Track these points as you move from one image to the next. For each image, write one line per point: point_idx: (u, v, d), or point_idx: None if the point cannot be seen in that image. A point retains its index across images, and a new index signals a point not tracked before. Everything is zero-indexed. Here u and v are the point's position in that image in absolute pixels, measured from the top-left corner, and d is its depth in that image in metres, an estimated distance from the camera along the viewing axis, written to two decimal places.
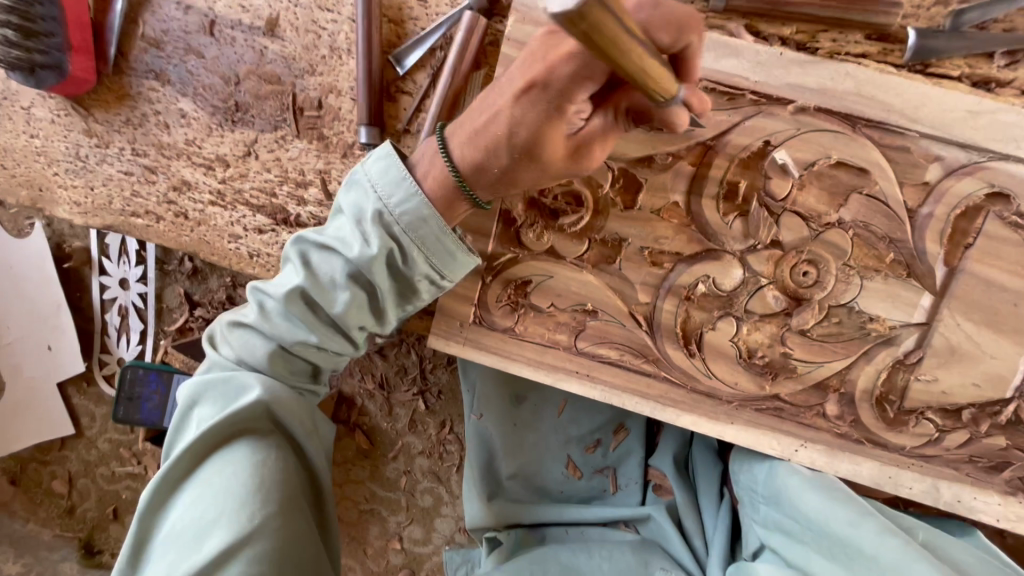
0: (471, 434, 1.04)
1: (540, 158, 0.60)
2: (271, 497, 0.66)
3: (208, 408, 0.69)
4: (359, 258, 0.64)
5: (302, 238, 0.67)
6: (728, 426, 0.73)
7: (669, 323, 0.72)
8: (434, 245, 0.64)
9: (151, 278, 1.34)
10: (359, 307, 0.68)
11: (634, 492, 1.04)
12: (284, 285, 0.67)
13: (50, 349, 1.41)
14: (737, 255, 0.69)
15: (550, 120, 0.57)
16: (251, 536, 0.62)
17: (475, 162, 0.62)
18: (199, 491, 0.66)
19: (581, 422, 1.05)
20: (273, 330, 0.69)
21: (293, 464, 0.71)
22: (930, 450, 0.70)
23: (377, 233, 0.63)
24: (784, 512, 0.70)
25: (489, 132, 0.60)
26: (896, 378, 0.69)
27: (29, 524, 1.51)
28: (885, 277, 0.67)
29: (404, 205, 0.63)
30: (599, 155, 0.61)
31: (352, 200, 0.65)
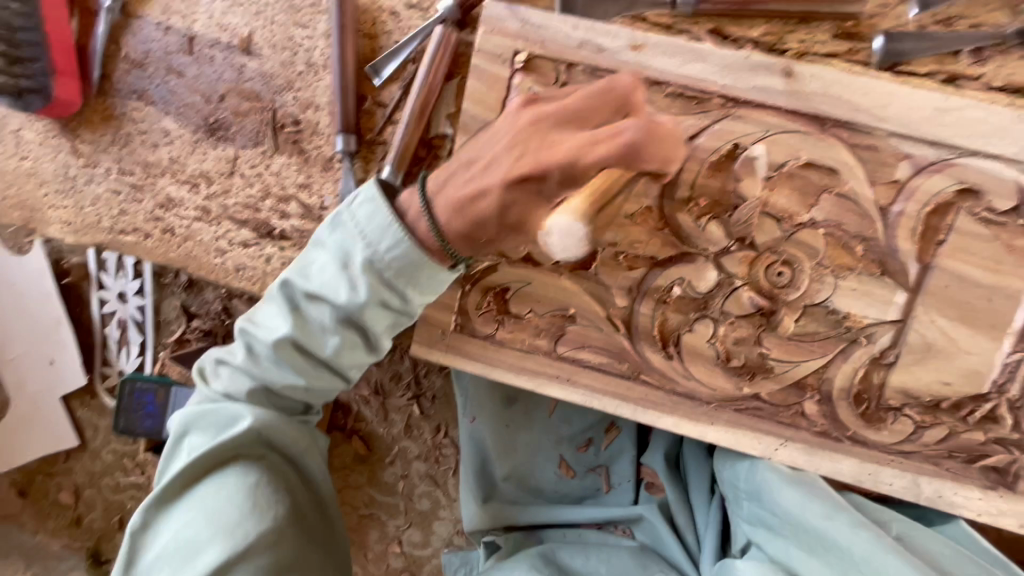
0: (465, 437, 1.05)
1: (528, 231, 0.60)
2: (267, 515, 0.67)
3: (200, 433, 0.70)
4: (350, 303, 0.64)
5: (291, 280, 0.67)
6: (708, 426, 0.73)
7: (647, 325, 0.73)
8: (424, 279, 0.64)
9: (149, 291, 1.37)
10: (350, 348, 0.69)
11: (627, 491, 1.04)
12: (272, 332, 0.67)
13: (53, 363, 1.44)
14: (711, 258, 0.70)
15: (542, 203, 0.58)
16: (248, 556, 0.65)
17: (463, 237, 0.61)
18: (193, 512, 0.67)
19: (571, 421, 1.06)
20: (262, 373, 0.69)
21: (287, 484, 0.72)
22: (909, 447, 0.70)
23: (366, 277, 0.63)
24: (765, 508, 0.71)
25: (476, 209, 0.60)
26: (873, 376, 0.70)
27: (37, 535, 1.54)
28: (860, 276, 0.67)
29: (393, 248, 0.62)
30: (583, 222, 0.62)
31: (343, 240, 0.64)
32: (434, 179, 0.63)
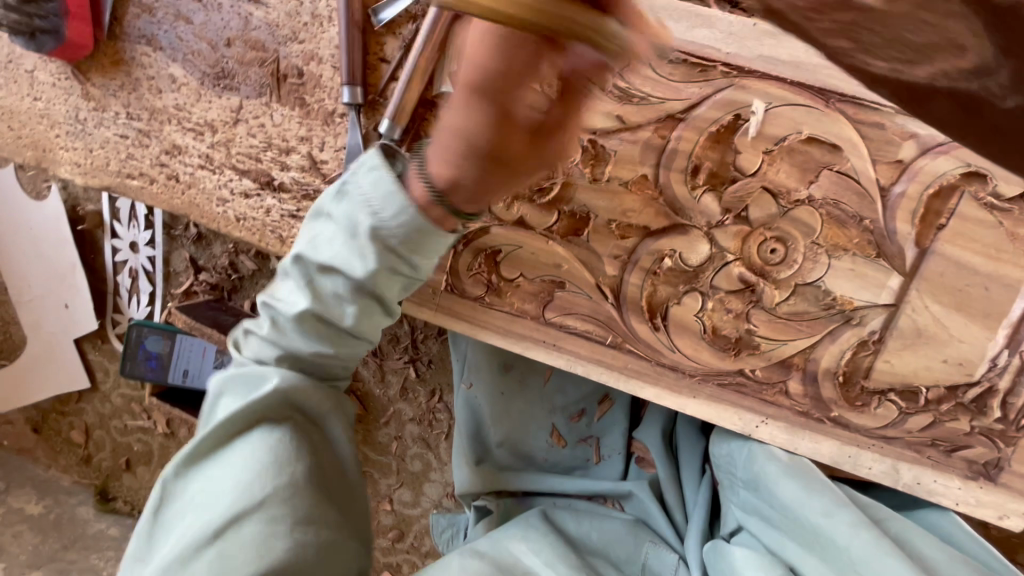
0: (462, 401, 1.10)
1: (507, 167, 0.50)
2: (283, 472, 0.66)
3: (232, 394, 0.71)
4: (362, 273, 0.65)
5: (305, 257, 0.69)
6: (690, 400, 0.73)
7: (635, 295, 0.72)
8: (429, 244, 0.64)
9: (159, 242, 1.41)
10: (368, 316, 0.71)
11: (617, 463, 1.08)
12: (291, 305, 0.70)
13: (67, 307, 1.49)
14: (703, 231, 0.69)
15: (497, 131, 0.47)
16: (262, 505, 0.64)
17: (447, 180, 0.54)
18: (219, 468, 0.68)
19: (566, 391, 1.10)
20: (286, 342, 0.71)
21: (311, 444, 0.71)
22: (891, 432, 0.69)
23: (373, 245, 0.63)
24: (761, 497, 0.72)
25: (445, 149, 0.52)
26: (860, 358, 0.69)
27: (50, 470, 1.62)
28: (853, 257, 0.66)
29: (394, 215, 0.61)
30: (556, 147, 0.50)
31: (353, 209, 0.65)
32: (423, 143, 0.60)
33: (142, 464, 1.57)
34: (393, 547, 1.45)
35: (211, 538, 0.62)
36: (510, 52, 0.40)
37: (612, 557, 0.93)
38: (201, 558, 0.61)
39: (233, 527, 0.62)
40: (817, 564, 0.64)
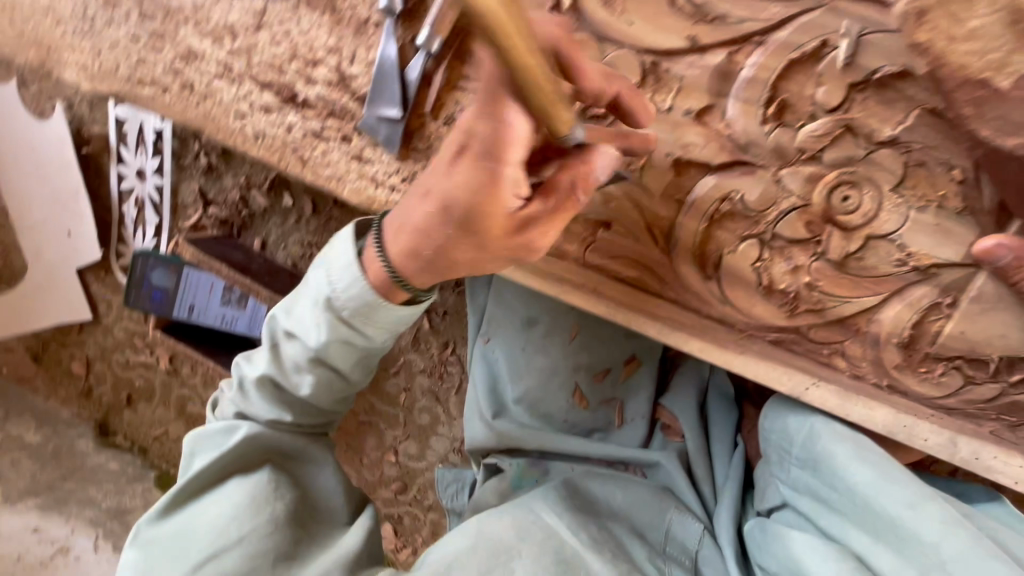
0: (480, 357, 1.13)
1: (471, 230, 0.60)
2: (259, 510, 0.70)
3: (208, 445, 0.76)
4: (318, 345, 0.71)
5: (275, 320, 0.75)
6: (737, 357, 0.69)
7: (687, 241, 0.66)
8: (385, 317, 0.70)
9: (168, 171, 1.33)
10: (327, 383, 0.75)
11: (640, 428, 1.06)
12: (257, 368, 0.76)
13: (70, 235, 1.44)
14: (771, 173, 0.63)
15: (472, 198, 0.57)
16: (240, 542, 0.68)
17: (415, 243, 0.64)
18: (194, 515, 0.71)
19: (592, 350, 1.05)
20: (249, 407, 0.77)
21: (292, 483, 0.76)
22: (952, 402, 0.65)
23: (328, 319, 0.69)
24: (820, 478, 0.69)
25: (422, 222, 0.63)
26: (929, 322, 0.63)
27: (50, 401, 1.59)
28: (937, 210, 0.60)
29: (348, 289, 0.68)
30: (539, 233, 0.60)
31: (314, 283, 0.71)
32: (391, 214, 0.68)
33: (144, 400, 1.54)
34: (396, 498, 1.44)
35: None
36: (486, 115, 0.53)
37: (643, 530, 0.90)
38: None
39: (214, 563, 0.66)
40: (888, 556, 0.61)
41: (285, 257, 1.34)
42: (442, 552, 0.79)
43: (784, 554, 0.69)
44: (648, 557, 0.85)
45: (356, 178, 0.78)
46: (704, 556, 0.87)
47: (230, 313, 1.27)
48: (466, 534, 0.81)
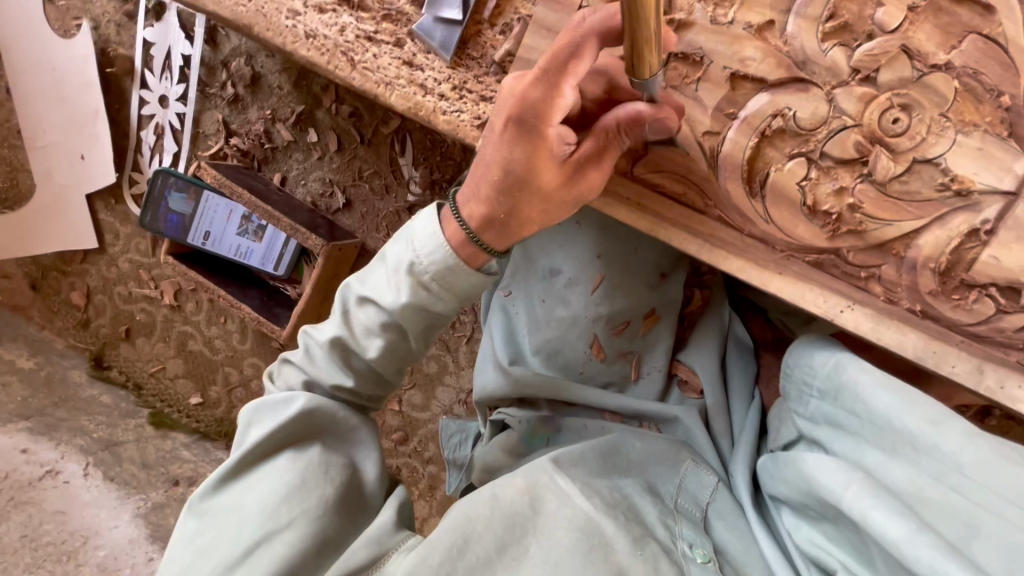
0: (498, 307, 1.15)
1: (536, 187, 0.63)
2: (309, 494, 0.68)
3: (262, 416, 0.73)
4: (394, 308, 0.68)
5: (349, 287, 0.73)
6: (775, 276, 0.69)
7: (736, 157, 0.68)
8: (462, 286, 0.67)
9: (192, 99, 1.31)
10: (392, 350, 0.73)
11: (657, 381, 1.04)
12: (326, 333, 0.74)
13: (83, 159, 1.41)
14: (825, 90, 0.64)
15: (535, 152, 0.62)
16: (290, 525, 0.65)
17: (482, 211, 0.65)
18: (244, 493, 0.69)
19: (612, 299, 1.03)
20: (313, 369, 0.75)
21: (342, 465, 0.73)
22: (983, 330, 0.66)
23: (409, 281, 0.66)
24: (840, 406, 0.69)
25: (490, 181, 0.64)
26: (966, 249, 0.65)
27: (44, 331, 1.56)
28: (983, 135, 0.62)
29: (433, 253, 0.65)
30: (592, 178, 0.65)
31: (396, 250, 0.69)
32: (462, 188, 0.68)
33: (143, 335, 1.52)
34: (395, 450, 1.42)
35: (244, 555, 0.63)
36: (551, 80, 0.59)
37: (655, 484, 0.81)
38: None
39: (265, 546, 0.64)
40: (901, 467, 0.60)
41: (303, 194, 1.32)
42: (450, 519, 0.67)
43: (797, 475, 0.70)
44: (660, 519, 0.74)
45: (405, 84, 0.78)
46: (715, 508, 0.81)
47: (244, 245, 1.26)
48: (479, 501, 0.68)
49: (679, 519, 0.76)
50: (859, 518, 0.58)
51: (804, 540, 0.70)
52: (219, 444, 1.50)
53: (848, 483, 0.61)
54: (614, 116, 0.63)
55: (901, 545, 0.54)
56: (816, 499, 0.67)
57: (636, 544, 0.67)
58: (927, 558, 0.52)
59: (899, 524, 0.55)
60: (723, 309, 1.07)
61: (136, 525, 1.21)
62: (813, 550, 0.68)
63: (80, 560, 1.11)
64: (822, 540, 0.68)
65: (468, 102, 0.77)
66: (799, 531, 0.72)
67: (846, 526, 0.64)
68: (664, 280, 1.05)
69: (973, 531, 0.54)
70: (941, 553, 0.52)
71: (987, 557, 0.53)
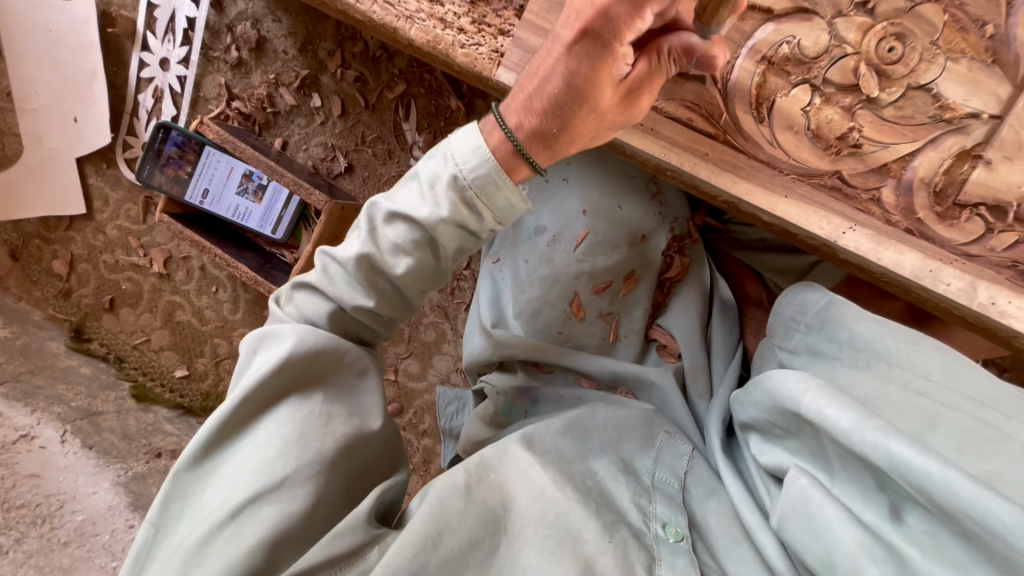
0: (485, 274, 1.07)
1: (596, 101, 0.62)
2: (309, 449, 0.63)
3: (264, 355, 0.69)
4: (432, 222, 0.64)
5: (376, 204, 0.68)
6: (782, 200, 0.74)
7: (745, 83, 0.72)
8: (496, 198, 0.63)
9: (194, 62, 1.31)
10: (420, 270, 0.70)
11: (635, 344, 0.97)
12: (351, 250, 0.69)
13: (75, 121, 1.38)
14: (827, 20, 0.68)
15: (603, 67, 0.60)
16: (284, 484, 0.60)
17: (544, 133, 0.63)
18: (244, 447, 0.64)
19: (595, 255, 0.95)
20: (334, 290, 0.70)
21: (345, 416, 0.68)
22: (975, 249, 0.71)
23: (449, 195, 0.63)
24: (823, 336, 0.68)
25: (545, 94, 0.62)
26: (957, 171, 0.69)
27: (21, 302, 1.50)
28: (970, 63, 0.66)
29: (478, 168, 0.62)
30: (644, 100, 0.66)
31: (434, 166, 0.65)
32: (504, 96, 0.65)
33: (127, 306, 1.48)
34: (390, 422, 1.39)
35: (231, 515, 0.59)
36: (638, 2, 0.58)
37: (631, 461, 0.77)
38: (215, 544, 0.58)
39: (255, 505, 0.59)
40: (871, 380, 0.60)
41: (304, 159, 1.33)
42: (425, 511, 0.62)
43: (763, 394, 0.66)
44: (632, 500, 0.71)
45: (425, 18, 0.80)
46: (692, 476, 0.77)
47: (243, 206, 1.25)
48: (454, 488, 0.65)
49: (653, 496, 0.72)
50: (814, 417, 0.56)
51: (768, 458, 0.67)
52: (202, 419, 1.46)
53: (806, 386, 0.58)
54: (670, 43, 0.63)
55: (852, 433, 0.52)
56: (779, 415, 0.64)
57: (605, 530, 0.64)
58: (875, 440, 0.50)
59: (849, 414, 0.53)
60: (703, 270, 1.00)
61: (116, 492, 1.15)
62: (773, 460, 0.67)
63: (55, 523, 1.04)
64: (784, 454, 0.65)
65: (486, 36, 0.80)
66: (764, 453, 0.69)
67: (806, 435, 0.61)
68: (645, 240, 0.96)
69: (928, 424, 0.55)
70: (885, 432, 0.50)
71: (937, 442, 0.54)
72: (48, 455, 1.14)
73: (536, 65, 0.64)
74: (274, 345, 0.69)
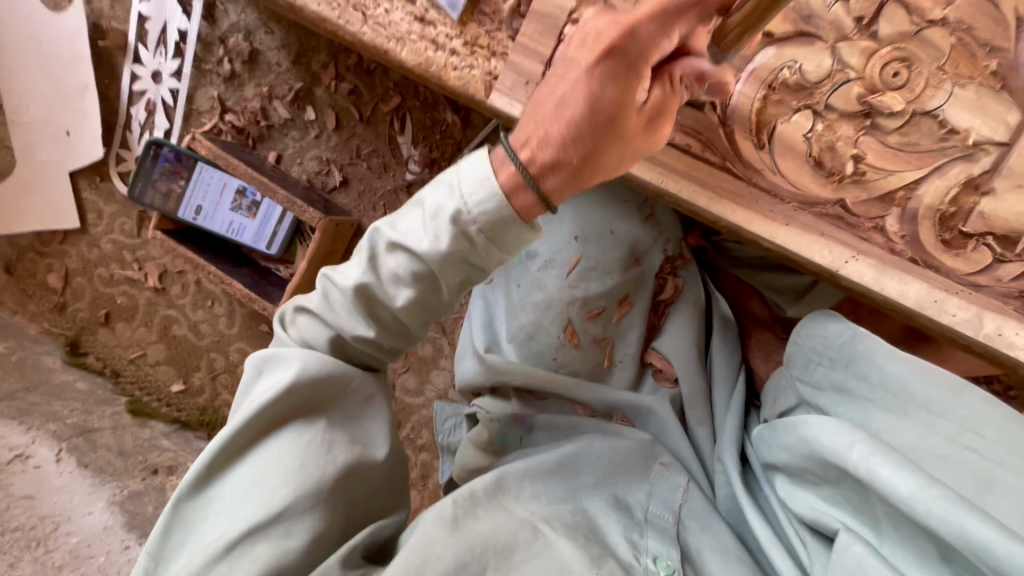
0: (479, 296, 1.06)
1: (619, 128, 0.58)
2: (308, 480, 0.62)
3: (270, 379, 0.67)
4: (433, 255, 0.61)
5: (378, 230, 0.65)
6: (782, 228, 0.72)
7: (745, 109, 0.70)
8: (503, 233, 0.60)
9: (186, 75, 1.30)
10: (420, 303, 0.66)
11: (631, 368, 0.94)
12: (351, 278, 0.66)
13: (68, 135, 1.37)
14: (829, 43, 0.67)
15: (625, 91, 0.57)
16: (281, 516, 0.60)
17: (569, 156, 0.58)
18: (245, 471, 0.63)
19: (588, 280, 0.93)
20: (335, 318, 0.68)
21: (348, 443, 0.67)
22: (982, 279, 0.69)
23: (452, 228, 0.59)
24: (849, 373, 0.67)
25: (564, 118, 0.57)
26: (964, 200, 0.67)
27: (17, 316, 1.50)
28: (978, 88, 0.64)
29: (484, 201, 0.58)
30: (663, 130, 0.63)
31: (437, 195, 0.61)
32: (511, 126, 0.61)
33: (122, 321, 1.47)
34: None
35: (226, 547, 0.58)
36: (664, 20, 0.57)
37: (623, 496, 0.77)
38: None
39: (253, 537, 0.58)
40: (914, 430, 0.60)
41: (299, 173, 1.31)
42: (413, 541, 0.63)
43: (798, 439, 0.67)
44: (623, 535, 0.70)
45: (417, 40, 0.78)
46: (687, 509, 0.76)
47: (237, 221, 1.24)
48: (442, 520, 0.65)
49: (646, 531, 0.72)
50: (867, 478, 0.56)
51: (804, 508, 0.66)
52: (199, 433, 1.46)
53: (852, 440, 0.59)
54: (680, 70, 0.62)
55: (916, 502, 0.52)
56: (819, 463, 0.64)
57: (593, 563, 0.63)
58: (943, 512, 0.50)
59: (906, 478, 0.53)
60: (701, 289, 1.00)
61: (111, 512, 1.15)
62: (812, 513, 0.65)
63: (51, 546, 1.03)
64: (821, 504, 0.65)
65: (479, 58, 0.78)
66: (795, 497, 0.69)
67: (849, 488, 0.61)
68: (639, 263, 0.96)
69: (985, 485, 0.54)
70: (951, 503, 0.50)
71: (1002, 507, 0.53)
72: (43, 476, 1.13)
73: (546, 93, 0.60)
74: (280, 366, 0.67)
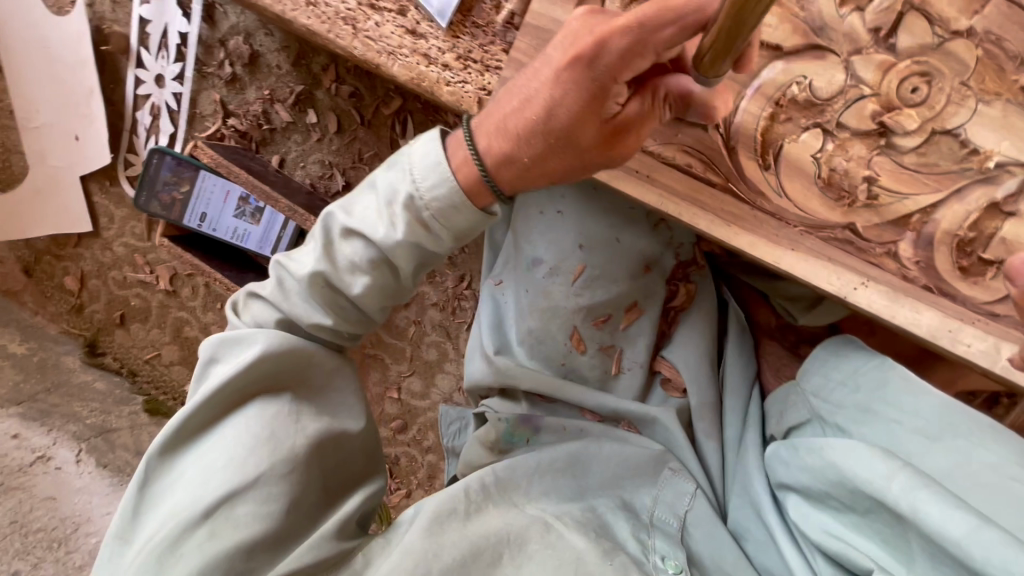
0: (484, 298, 1.02)
1: (579, 139, 0.59)
2: (279, 450, 0.62)
3: (227, 363, 0.66)
4: (387, 241, 0.62)
5: (333, 214, 0.66)
6: (788, 253, 0.67)
7: (749, 127, 0.66)
8: (455, 219, 0.62)
9: (188, 79, 1.28)
10: (377, 290, 0.67)
11: (638, 377, 0.91)
12: (306, 265, 0.65)
13: (77, 139, 1.37)
14: (841, 57, 0.63)
15: (589, 103, 0.57)
16: (257, 483, 0.60)
17: (515, 168, 0.61)
18: (209, 447, 0.63)
19: (595, 288, 0.91)
20: (290, 306, 0.67)
21: (316, 415, 0.68)
22: (1002, 309, 0.63)
23: (405, 215, 0.61)
24: (867, 398, 0.71)
25: (523, 117, 0.59)
26: (985, 224, 0.62)
27: (36, 316, 1.53)
28: (1005, 104, 0.60)
29: (436, 188, 0.60)
30: (632, 142, 0.61)
31: (393, 181, 0.63)
32: (477, 117, 0.64)
33: (137, 322, 1.49)
34: (394, 438, 1.40)
35: (200, 519, 0.57)
36: (638, 39, 0.53)
37: (631, 500, 0.78)
38: (184, 548, 0.56)
39: (226, 508, 0.58)
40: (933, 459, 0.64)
41: (302, 177, 1.29)
42: (423, 525, 0.63)
43: (826, 466, 0.67)
44: (631, 534, 0.71)
45: (409, 54, 0.76)
46: (693, 515, 0.77)
47: (241, 227, 1.24)
48: (455, 512, 0.66)
49: (652, 532, 0.73)
50: (910, 513, 0.57)
51: (821, 533, 0.67)
52: None
53: (893, 474, 0.60)
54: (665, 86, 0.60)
55: (969, 545, 0.53)
56: (847, 493, 0.65)
57: (604, 554, 0.64)
58: (1000, 558, 0.52)
59: (958, 518, 0.55)
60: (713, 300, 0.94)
61: None
62: (836, 545, 0.65)
63: (70, 546, 1.14)
64: (838, 531, 0.66)
65: (473, 73, 0.75)
66: (807, 518, 0.69)
67: (879, 520, 0.63)
68: (649, 271, 0.93)
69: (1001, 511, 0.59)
70: (1005, 541, 0.53)
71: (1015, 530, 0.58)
72: (63, 477, 1.24)
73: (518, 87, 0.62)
74: (239, 344, 0.66)
